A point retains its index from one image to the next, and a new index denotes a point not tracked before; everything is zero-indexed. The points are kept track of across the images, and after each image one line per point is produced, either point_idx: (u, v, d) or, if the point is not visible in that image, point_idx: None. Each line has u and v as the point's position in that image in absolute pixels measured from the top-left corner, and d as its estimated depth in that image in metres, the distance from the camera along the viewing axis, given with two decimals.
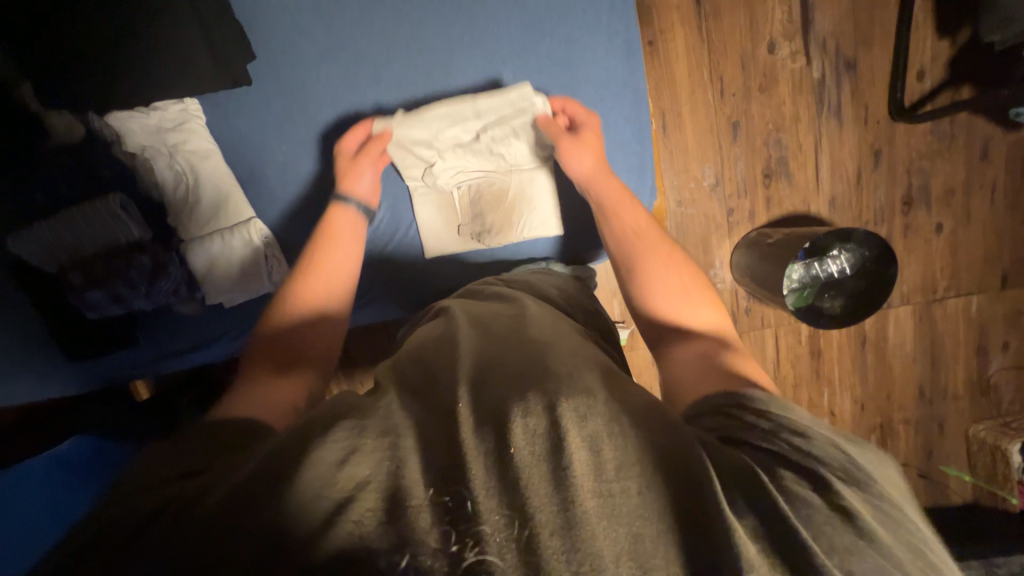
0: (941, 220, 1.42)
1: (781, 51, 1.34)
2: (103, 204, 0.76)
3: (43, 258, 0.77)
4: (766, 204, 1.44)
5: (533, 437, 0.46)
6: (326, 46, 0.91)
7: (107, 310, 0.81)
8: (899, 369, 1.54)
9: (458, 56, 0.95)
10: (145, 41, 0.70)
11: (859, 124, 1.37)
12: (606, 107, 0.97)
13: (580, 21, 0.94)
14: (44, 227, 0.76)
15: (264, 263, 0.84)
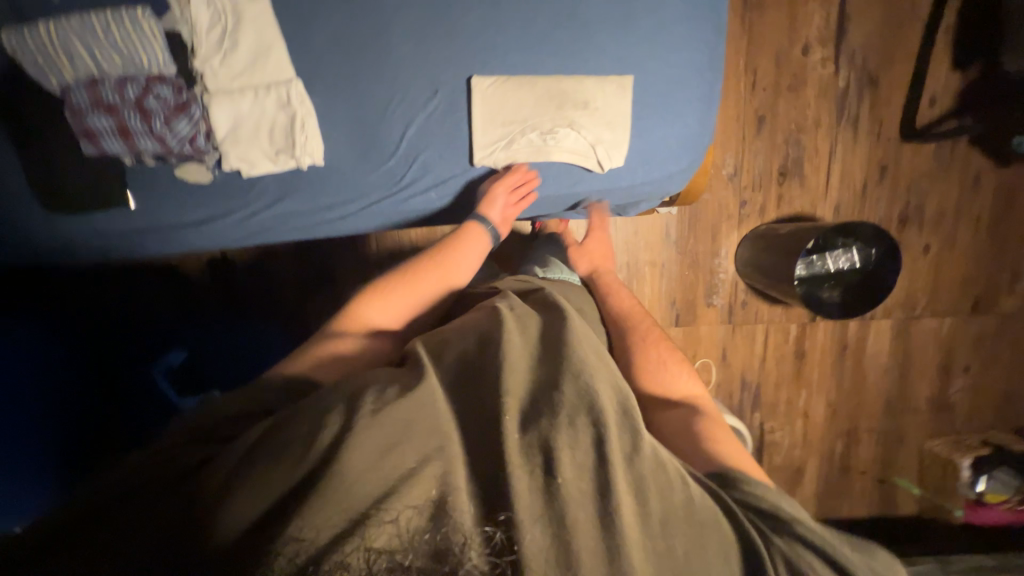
0: (929, 241, 1.51)
1: (813, 54, 1.39)
2: (121, 16, 0.69)
3: (42, 68, 0.70)
4: (778, 201, 1.48)
5: (580, 465, 0.49)
6: None
7: (110, 145, 0.74)
8: (872, 378, 1.62)
9: None
10: None
11: (872, 137, 1.44)
12: (705, 21, 0.82)
13: None
14: (48, 31, 0.69)
15: (296, 133, 0.77)
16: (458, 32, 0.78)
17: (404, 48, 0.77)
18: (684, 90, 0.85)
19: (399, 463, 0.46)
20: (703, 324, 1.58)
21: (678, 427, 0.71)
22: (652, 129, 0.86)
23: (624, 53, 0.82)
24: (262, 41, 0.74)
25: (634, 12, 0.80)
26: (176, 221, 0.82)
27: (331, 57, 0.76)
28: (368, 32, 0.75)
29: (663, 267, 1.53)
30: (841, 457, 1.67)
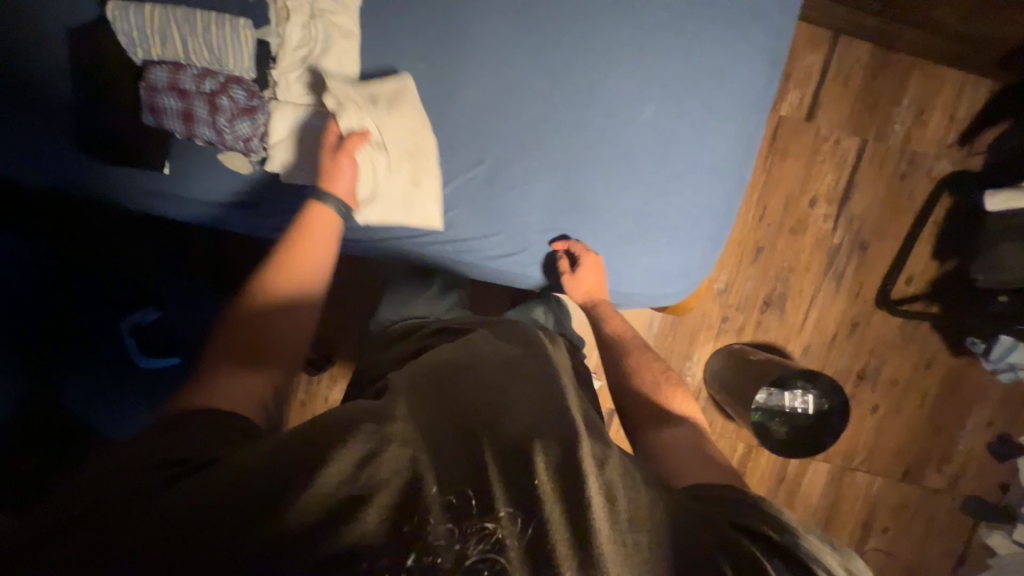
0: (878, 402, 1.62)
1: (818, 208, 1.52)
2: (221, 22, 0.80)
3: (133, 36, 0.80)
4: (755, 326, 1.58)
5: (554, 472, 0.54)
6: None
7: (168, 122, 0.83)
8: (800, 515, 1.68)
9: (619, 48, 0.83)
10: None
11: (851, 295, 1.56)
12: (732, 177, 0.88)
13: (750, 80, 0.84)
14: (152, 10, 0.80)
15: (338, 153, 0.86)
16: (514, 115, 0.85)
17: (464, 115, 0.86)
18: (699, 230, 0.89)
19: (386, 460, 0.53)
20: None
21: (672, 447, 0.74)
22: (663, 250, 0.89)
23: (659, 176, 0.86)
24: (339, 71, 0.85)
25: (682, 146, 0.85)
26: (207, 195, 0.95)
27: (397, 102, 0.84)
28: (439, 92, 0.85)
29: None
30: None
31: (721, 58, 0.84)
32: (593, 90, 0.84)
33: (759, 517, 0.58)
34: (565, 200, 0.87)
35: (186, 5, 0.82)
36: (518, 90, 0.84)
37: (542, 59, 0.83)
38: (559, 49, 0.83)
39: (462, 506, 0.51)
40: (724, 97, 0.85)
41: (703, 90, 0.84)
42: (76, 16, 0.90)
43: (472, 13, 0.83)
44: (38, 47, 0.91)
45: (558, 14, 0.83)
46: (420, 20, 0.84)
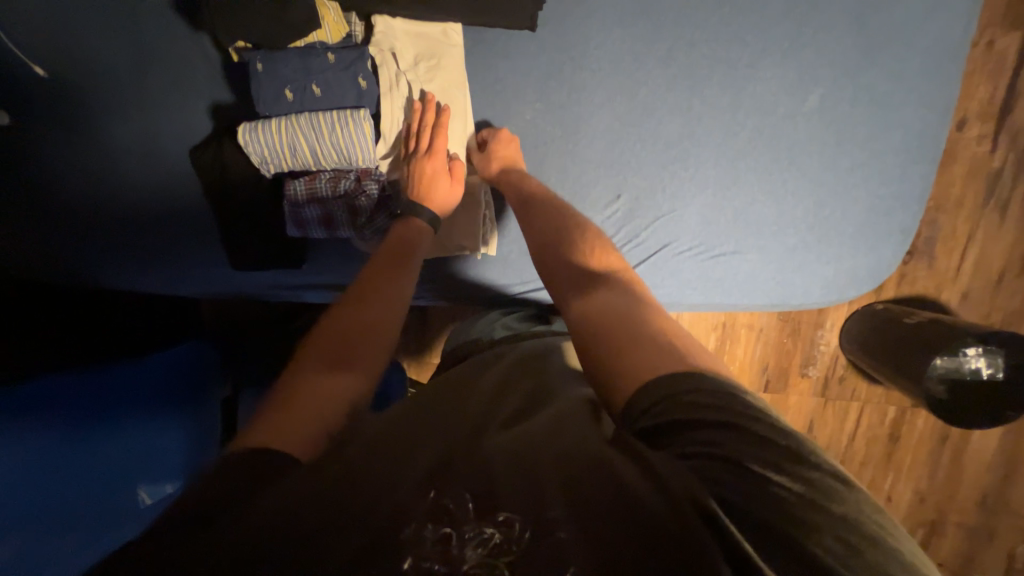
0: None
1: (970, 130, 1.27)
2: (345, 122, 0.80)
3: (266, 150, 0.82)
4: (898, 280, 1.39)
5: (583, 475, 0.50)
6: (621, 16, 0.85)
7: (310, 231, 0.87)
8: (970, 474, 1.53)
9: (746, 62, 0.85)
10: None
11: (1020, 223, 1.32)
12: (907, 156, 0.89)
13: (884, 62, 0.85)
14: (282, 123, 0.80)
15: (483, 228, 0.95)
16: (654, 145, 0.88)
17: (604, 154, 0.89)
18: (880, 215, 0.91)
19: (433, 454, 0.55)
20: (793, 394, 1.53)
21: (611, 333, 0.64)
22: (821, 247, 0.92)
23: (811, 179, 0.89)
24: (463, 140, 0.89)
25: (824, 146, 0.88)
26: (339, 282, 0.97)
27: (546, 156, 0.90)
28: (577, 136, 0.89)
29: (760, 332, 1.48)
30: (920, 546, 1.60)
31: (881, 39, 0.85)
32: (742, 98, 0.86)
33: (757, 450, 0.49)
34: (726, 214, 0.90)
35: (303, 108, 0.81)
36: (654, 119, 0.87)
37: (688, 78, 0.86)
38: (686, 73, 0.86)
39: (465, 508, 0.49)
40: (884, 79, 0.86)
41: (861, 77, 0.86)
42: (187, 128, 0.93)
43: (593, 51, 0.86)
44: (161, 166, 0.95)
45: (702, 29, 0.84)
46: (545, 71, 0.87)
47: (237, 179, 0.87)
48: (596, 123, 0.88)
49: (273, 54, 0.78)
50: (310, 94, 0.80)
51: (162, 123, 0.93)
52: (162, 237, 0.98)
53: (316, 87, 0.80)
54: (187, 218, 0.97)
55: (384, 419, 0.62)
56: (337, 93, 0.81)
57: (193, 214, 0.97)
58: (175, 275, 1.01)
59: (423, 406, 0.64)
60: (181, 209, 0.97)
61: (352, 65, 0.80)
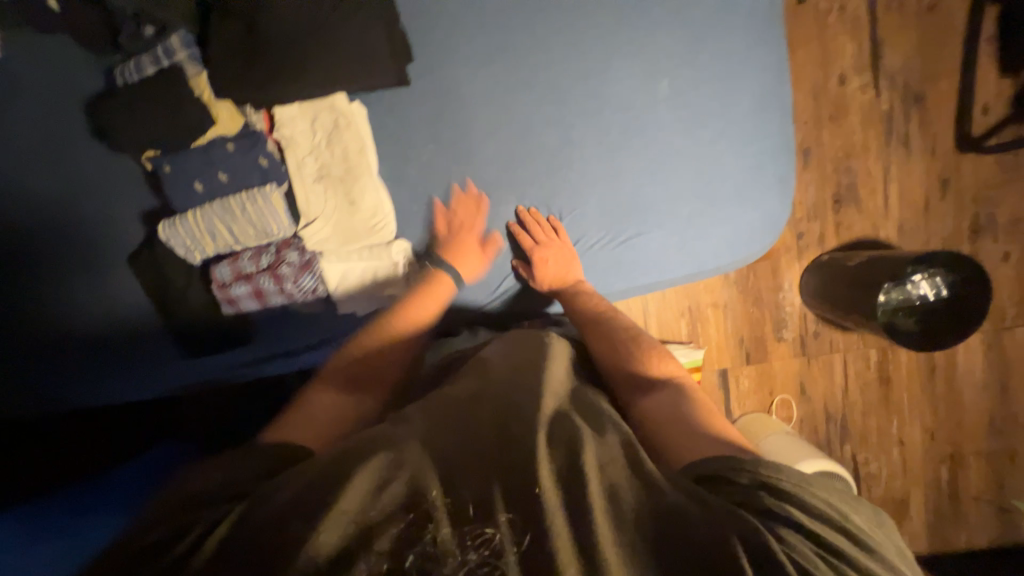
0: (1008, 248, 1.44)
1: (851, 83, 1.38)
2: (254, 196, 0.85)
3: (191, 242, 0.88)
4: (836, 229, 1.46)
5: (562, 481, 0.56)
6: (480, 51, 0.91)
7: (244, 305, 0.91)
8: (970, 398, 1.53)
9: (597, 71, 0.92)
10: (325, 64, 0.83)
11: (926, 153, 1.41)
12: (772, 115, 0.98)
13: (717, 43, 0.94)
14: (197, 214, 0.86)
15: (401, 271, 0.94)
16: (539, 156, 0.95)
17: (495, 171, 0.96)
18: (761, 171, 0.98)
19: (473, 443, 0.60)
20: (776, 359, 1.54)
21: (660, 414, 0.72)
22: (713, 214, 0.98)
23: (689, 157, 0.95)
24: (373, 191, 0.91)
25: (687, 125, 0.95)
26: (291, 347, 0.96)
27: (442, 187, 0.95)
28: (467, 164, 0.94)
29: (727, 308, 1.51)
30: (949, 484, 1.56)
31: (727, 23, 0.94)
32: (604, 99, 0.93)
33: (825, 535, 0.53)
34: (623, 204, 0.96)
35: (212, 196, 0.87)
36: (532, 134, 0.94)
37: (560, 96, 0.93)
38: (548, 89, 0.93)
39: (459, 517, 0.54)
40: (738, 55, 0.95)
41: (703, 58, 0.94)
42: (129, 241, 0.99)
43: (462, 85, 0.92)
44: (89, 280, 0.93)
45: (570, 50, 0.92)
46: (423, 113, 0.92)
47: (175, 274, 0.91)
48: (483, 150, 0.94)
49: (178, 153, 0.85)
50: (218, 182, 0.86)
51: (77, 238, 0.92)
52: (102, 351, 0.96)
53: (220, 174, 0.85)
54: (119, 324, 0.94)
55: (406, 424, 0.65)
56: (239, 174, 0.87)
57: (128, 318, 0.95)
58: (127, 381, 0.98)
59: (461, 399, 0.68)
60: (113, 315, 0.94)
61: (250, 148, 0.86)
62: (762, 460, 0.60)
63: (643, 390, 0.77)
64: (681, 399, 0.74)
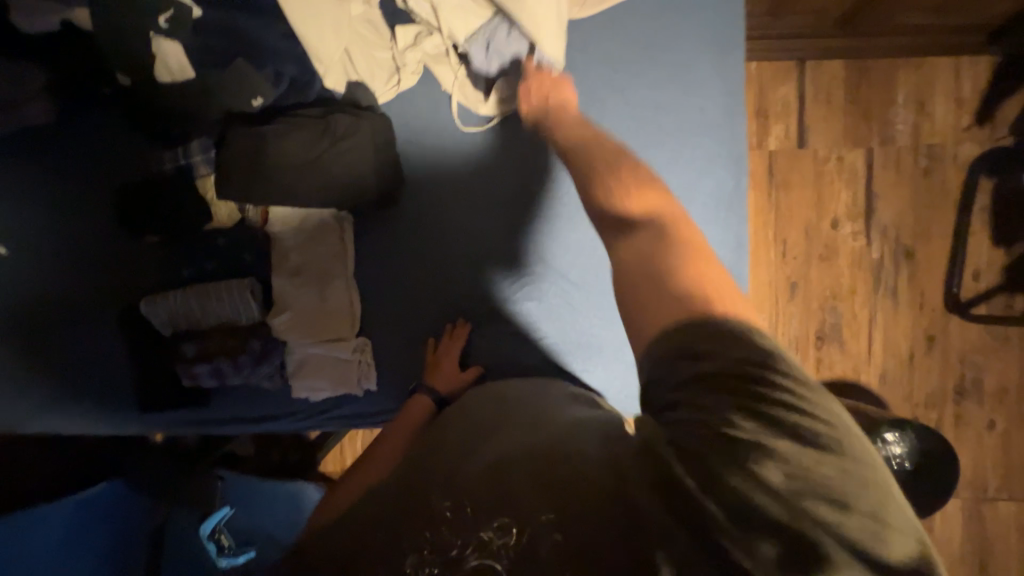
0: (993, 415, 1.40)
1: (844, 228, 1.42)
2: (233, 283, 0.76)
3: (163, 318, 0.76)
4: (816, 364, 1.45)
5: (524, 472, 0.52)
6: (408, 128, 0.82)
7: (201, 381, 0.77)
8: (946, 568, 1.43)
9: (535, 162, 0.82)
10: (324, 184, 0.75)
11: (914, 307, 1.42)
12: (728, 286, 0.81)
13: (675, 137, 0.80)
14: (178, 293, 0.76)
15: (359, 369, 0.82)
16: (457, 248, 0.83)
17: (408, 257, 0.83)
18: None
19: (450, 468, 0.56)
20: None
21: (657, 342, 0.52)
22: None
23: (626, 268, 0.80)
24: (344, 285, 0.81)
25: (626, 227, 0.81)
26: (240, 417, 0.88)
27: (349, 269, 0.81)
28: (379, 248, 0.82)
29: None
30: None
31: (693, 173, 0.80)
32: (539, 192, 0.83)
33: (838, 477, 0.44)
34: (549, 316, 0.84)
35: (198, 279, 0.78)
36: (449, 223, 0.82)
37: (491, 185, 0.83)
38: (474, 173, 0.82)
39: (450, 532, 0.50)
40: (700, 200, 0.80)
41: (655, 150, 0.80)
42: None
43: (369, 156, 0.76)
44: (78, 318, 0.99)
45: (523, 176, 0.83)
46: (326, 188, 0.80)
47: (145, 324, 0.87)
48: (394, 233, 0.82)
49: (174, 239, 0.78)
50: (206, 266, 0.78)
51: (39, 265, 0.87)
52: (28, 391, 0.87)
53: (212, 263, 0.78)
54: (67, 356, 0.87)
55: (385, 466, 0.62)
56: (227, 260, 0.79)
57: (78, 350, 0.87)
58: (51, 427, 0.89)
59: (442, 430, 0.65)
60: (61, 344, 0.87)
61: (244, 242, 0.79)
62: (747, 390, 0.46)
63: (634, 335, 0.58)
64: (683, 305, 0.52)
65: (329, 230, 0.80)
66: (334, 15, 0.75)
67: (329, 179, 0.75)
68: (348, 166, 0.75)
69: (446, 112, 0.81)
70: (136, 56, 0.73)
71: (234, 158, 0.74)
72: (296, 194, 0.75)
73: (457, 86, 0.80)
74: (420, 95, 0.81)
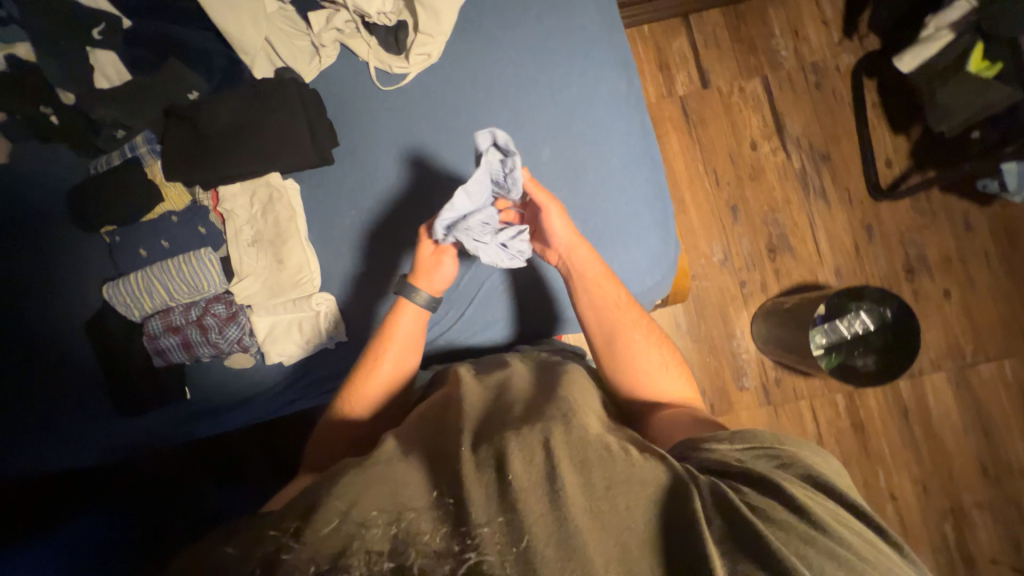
0: (946, 285, 1.48)
1: (763, 148, 1.56)
2: (185, 257, 0.78)
3: (126, 303, 0.79)
4: (776, 276, 1.53)
5: (529, 464, 0.51)
6: (330, 98, 0.90)
7: (173, 357, 0.81)
8: (954, 443, 1.45)
9: (445, 102, 0.89)
10: (255, 149, 0.80)
11: (845, 203, 1.53)
12: (645, 168, 0.85)
13: (565, 51, 0.87)
14: (135, 274, 0.79)
15: (323, 320, 0.85)
16: (393, 194, 0.89)
17: (350, 211, 0.89)
18: (633, 166, 0.85)
19: (449, 459, 0.55)
20: (742, 409, 1.51)
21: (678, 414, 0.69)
22: (586, 227, 0.85)
23: (549, 177, 0.86)
24: (297, 245, 0.85)
25: (541, 137, 0.86)
26: (222, 407, 0.90)
27: (297, 231, 0.85)
28: (323, 209, 0.89)
29: (683, 358, 1.52)
30: (957, 545, 1.41)
31: (589, 78, 0.87)
32: (456, 126, 0.89)
33: (854, 535, 0.48)
34: None
35: (152, 260, 0.81)
36: (381, 173, 0.89)
37: (411, 131, 0.89)
38: (393, 123, 0.89)
39: (444, 522, 0.48)
40: (601, 99, 0.86)
41: (551, 66, 0.87)
42: None
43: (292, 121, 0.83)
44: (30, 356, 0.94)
45: (440, 114, 0.89)
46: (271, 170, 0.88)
47: (114, 329, 0.89)
48: (335, 192, 0.89)
49: (128, 225, 0.81)
50: (161, 245, 0.81)
51: (15, 295, 0.92)
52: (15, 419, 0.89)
53: (164, 241, 0.81)
54: (45, 386, 0.90)
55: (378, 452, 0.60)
56: (179, 236, 0.82)
57: (56, 377, 0.90)
58: (39, 454, 0.89)
59: (440, 422, 0.64)
60: (37, 375, 0.90)
61: (194, 217, 0.83)
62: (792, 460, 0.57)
63: (642, 371, 0.75)
64: (673, 380, 0.75)
65: (275, 199, 0.85)
66: (249, 10, 0.84)
67: (260, 144, 0.80)
68: (276, 129, 0.81)
69: (367, 78, 0.90)
70: (79, 73, 0.81)
71: (174, 142, 0.80)
72: (233, 163, 0.80)
73: (371, 53, 0.89)
74: (335, 69, 0.91)
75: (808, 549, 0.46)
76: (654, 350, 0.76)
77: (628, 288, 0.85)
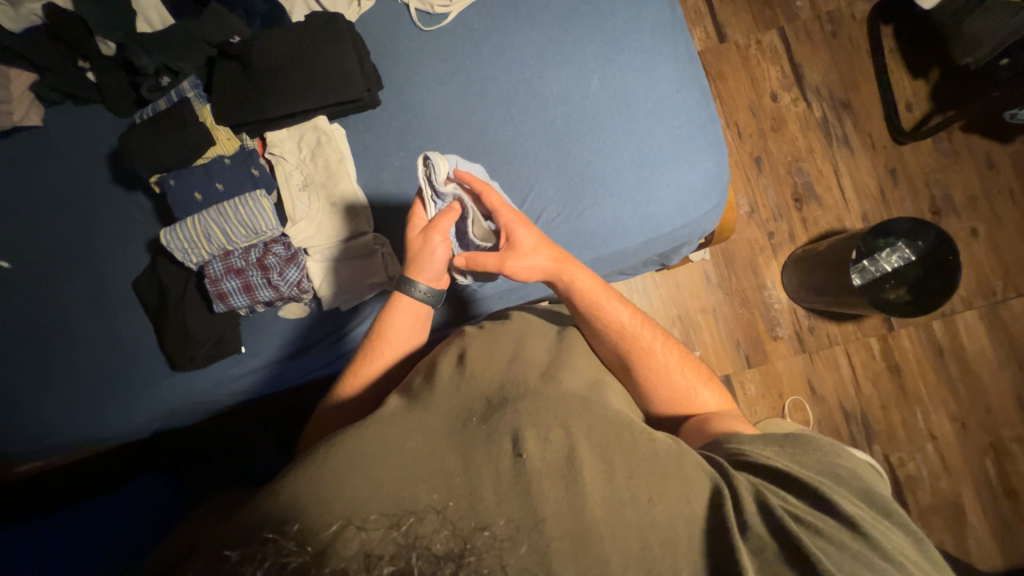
0: (973, 224, 1.50)
1: (783, 99, 1.56)
2: (242, 198, 0.79)
3: (184, 248, 0.79)
4: (803, 224, 1.53)
5: (541, 453, 0.54)
6: (373, 41, 0.89)
7: (234, 302, 0.81)
8: (990, 379, 1.46)
9: (488, 39, 0.88)
10: (303, 89, 0.81)
11: (867, 148, 1.54)
12: (696, 93, 0.85)
13: None
14: (192, 218, 0.79)
15: (379, 261, 0.83)
16: (442, 133, 0.87)
17: (399, 152, 0.87)
18: (682, 91, 0.85)
19: (466, 438, 0.56)
20: (777, 359, 1.51)
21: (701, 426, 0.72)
22: (641, 154, 0.84)
23: (599, 108, 0.85)
24: (346, 188, 0.84)
25: (589, 68, 0.86)
26: (280, 356, 0.88)
27: (343, 176, 0.84)
28: (371, 151, 0.87)
29: (716, 312, 1.52)
30: (999, 479, 1.42)
31: (633, 5, 0.87)
32: (500, 62, 0.88)
33: (902, 554, 0.50)
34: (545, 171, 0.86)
35: (208, 205, 0.80)
36: (427, 113, 0.88)
37: (455, 70, 0.88)
38: (438, 63, 0.88)
39: (456, 518, 0.49)
40: (648, 27, 0.86)
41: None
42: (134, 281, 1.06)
43: (339, 59, 0.81)
44: (73, 322, 0.92)
45: (483, 51, 0.88)
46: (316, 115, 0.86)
47: (164, 285, 0.87)
48: (382, 134, 0.88)
49: (180, 171, 0.81)
50: (217, 189, 0.81)
51: (69, 262, 0.93)
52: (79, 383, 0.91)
53: (219, 184, 0.81)
54: (99, 348, 0.91)
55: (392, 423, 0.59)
56: (233, 181, 0.82)
57: (117, 338, 0.91)
58: (102, 418, 0.90)
59: (461, 392, 0.64)
60: (98, 338, 0.91)
61: (247, 160, 0.83)
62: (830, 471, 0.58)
63: (675, 391, 0.76)
64: (702, 396, 0.76)
65: (322, 143, 0.84)
66: None
67: (308, 84, 0.81)
68: (324, 70, 0.81)
69: (408, 21, 0.90)
70: None
71: (226, 84, 0.82)
72: (282, 103, 0.81)
73: None
74: (376, 12, 0.90)
75: (865, 571, 0.48)
76: (676, 371, 0.77)
77: (687, 214, 0.85)
